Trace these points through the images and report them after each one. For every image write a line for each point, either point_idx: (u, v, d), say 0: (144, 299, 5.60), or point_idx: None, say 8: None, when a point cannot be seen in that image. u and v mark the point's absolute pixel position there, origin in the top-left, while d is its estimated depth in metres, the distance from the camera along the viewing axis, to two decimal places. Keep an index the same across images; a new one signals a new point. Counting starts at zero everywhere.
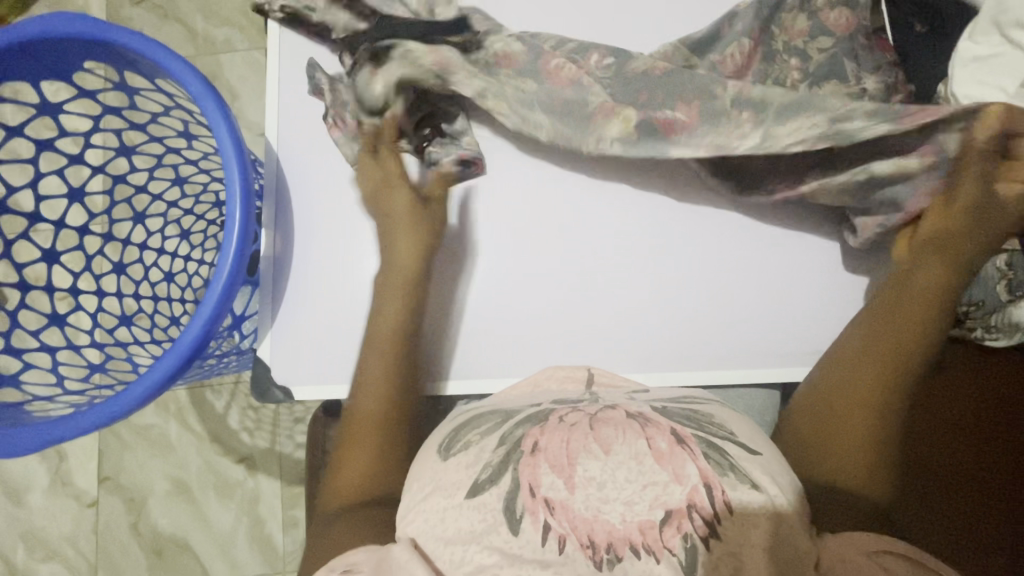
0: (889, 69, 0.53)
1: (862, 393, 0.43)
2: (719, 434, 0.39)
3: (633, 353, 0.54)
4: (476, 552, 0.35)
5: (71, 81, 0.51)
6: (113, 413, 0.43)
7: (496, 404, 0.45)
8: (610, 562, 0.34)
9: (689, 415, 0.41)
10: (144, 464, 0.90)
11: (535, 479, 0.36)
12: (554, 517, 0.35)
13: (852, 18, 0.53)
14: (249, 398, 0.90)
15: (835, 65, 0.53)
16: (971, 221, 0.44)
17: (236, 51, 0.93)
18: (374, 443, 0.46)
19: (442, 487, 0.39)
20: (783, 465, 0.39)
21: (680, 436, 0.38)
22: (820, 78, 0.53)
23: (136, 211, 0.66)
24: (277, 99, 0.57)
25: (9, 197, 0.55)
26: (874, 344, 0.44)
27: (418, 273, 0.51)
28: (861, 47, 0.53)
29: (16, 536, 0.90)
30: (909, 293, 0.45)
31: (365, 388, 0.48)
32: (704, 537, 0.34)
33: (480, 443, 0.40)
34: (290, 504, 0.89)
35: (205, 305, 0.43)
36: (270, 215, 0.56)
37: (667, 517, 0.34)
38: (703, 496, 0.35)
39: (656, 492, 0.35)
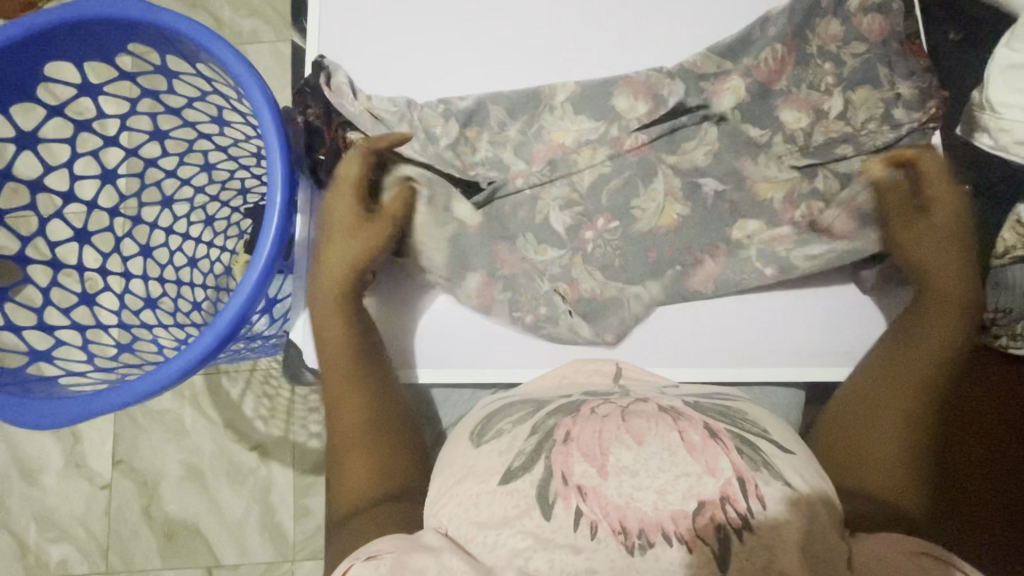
0: (923, 74, 0.54)
1: (894, 410, 0.44)
2: (752, 431, 0.39)
3: (660, 349, 0.54)
4: (510, 538, 0.36)
5: (113, 62, 0.51)
6: (149, 390, 0.43)
7: (526, 395, 0.46)
8: (642, 548, 0.35)
9: (720, 410, 0.42)
10: (158, 449, 0.91)
11: (568, 467, 0.37)
12: (586, 503, 0.36)
13: (885, 24, 0.54)
14: (265, 386, 0.90)
15: (868, 70, 0.54)
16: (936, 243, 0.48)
17: (263, 43, 0.94)
18: (357, 443, 0.46)
19: (478, 473, 0.40)
20: (813, 464, 0.40)
21: (712, 430, 0.38)
22: (854, 83, 0.54)
23: (164, 196, 0.67)
24: None
25: (44, 175, 0.55)
26: (896, 363, 0.46)
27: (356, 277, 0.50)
28: (895, 53, 0.54)
29: (29, 516, 0.90)
30: (920, 320, 0.47)
31: (332, 395, 0.47)
32: (736, 529, 0.34)
33: (511, 432, 0.41)
34: (302, 493, 0.89)
35: (243, 287, 0.44)
36: (304, 202, 0.57)
37: (700, 507, 0.35)
38: (735, 489, 0.35)
39: (689, 483, 0.35)
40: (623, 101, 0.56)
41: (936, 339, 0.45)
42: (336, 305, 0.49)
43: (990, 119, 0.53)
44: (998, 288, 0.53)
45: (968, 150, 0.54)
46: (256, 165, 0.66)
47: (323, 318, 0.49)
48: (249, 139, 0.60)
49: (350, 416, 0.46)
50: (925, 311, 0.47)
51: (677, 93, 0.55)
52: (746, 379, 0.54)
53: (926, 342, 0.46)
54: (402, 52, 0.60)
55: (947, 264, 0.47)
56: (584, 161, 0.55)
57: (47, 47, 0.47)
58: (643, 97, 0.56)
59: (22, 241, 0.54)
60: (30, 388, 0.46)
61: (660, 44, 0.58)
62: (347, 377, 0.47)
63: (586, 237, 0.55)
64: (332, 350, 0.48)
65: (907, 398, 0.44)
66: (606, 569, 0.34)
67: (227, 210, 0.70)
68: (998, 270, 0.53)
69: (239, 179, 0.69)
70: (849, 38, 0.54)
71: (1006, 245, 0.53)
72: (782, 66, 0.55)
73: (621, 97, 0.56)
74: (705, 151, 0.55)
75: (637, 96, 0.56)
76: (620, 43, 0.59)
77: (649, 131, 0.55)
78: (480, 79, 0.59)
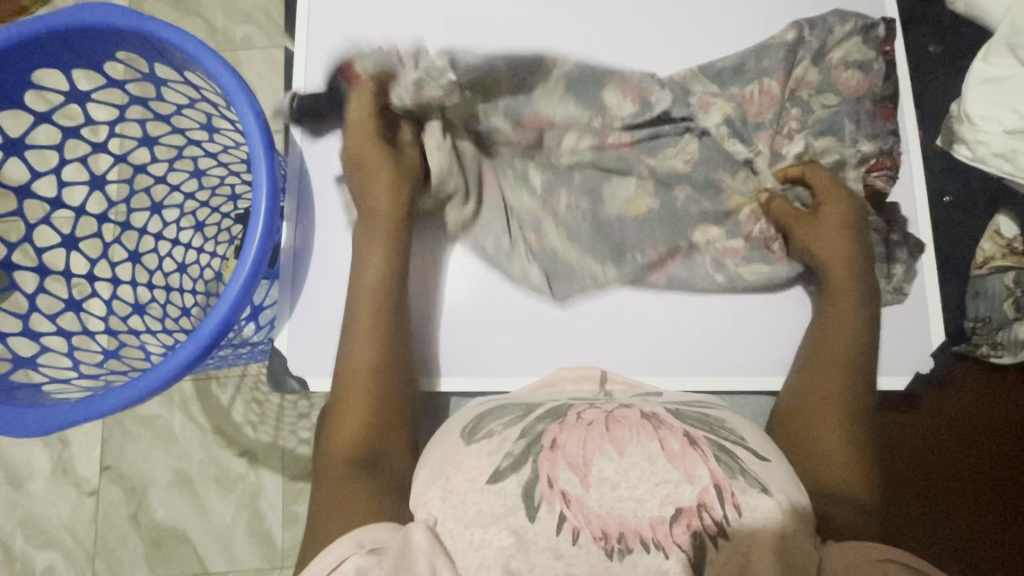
0: (886, 135, 0.55)
1: (830, 393, 0.47)
2: (730, 438, 0.40)
3: (646, 358, 0.54)
4: (495, 536, 0.36)
5: (100, 70, 0.51)
6: (131, 397, 0.43)
7: (514, 398, 0.47)
8: (621, 553, 0.35)
9: (701, 418, 0.42)
10: (146, 454, 0.90)
11: (554, 471, 0.37)
12: (569, 508, 0.36)
13: (863, 81, 0.55)
14: (254, 391, 0.90)
15: (834, 123, 0.54)
16: (838, 238, 0.51)
17: (255, 49, 0.94)
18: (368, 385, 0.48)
19: (465, 471, 0.40)
20: (790, 473, 0.40)
21: (692, 438, 0.39)
22: (818, 130, 0.54)
23: (153, 202, 0.67)
24: (304, 91, 0.58)
25: (32, 181, 0.55)
26: (823, 350, 0.50)
27: (396, 239, 0.52)
28: (864, 112, 0.55)
29: (15, 522, 0.90)
30: (838, 304, 0.51)
31: (357, 333, 0.50)
32: (712, 536, 0.35)
33: (502, 433, 0.41)
34: (290, 499, 0.89)
35: (227, 293, 0.44)
36: (292, 208, 0.57)
37: (678, 514, 0.35)
38: (713, 497, 0.36)
39: (667, 490, 0.36)
40: (612, 97, 0.56)
41: (851, 326, 0.50)
42: (382, 256, 0.52)
43: (970, 130, 0.54)
44: (978, 297, 0.54)
45: (948, 162, 0.55)
46: (245, 171, 0.66)
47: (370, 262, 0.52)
48: (238, 146, 0.61)
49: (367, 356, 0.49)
50: (835, 304, 0.51)
51: (664, 101, 0.56)
52: (730, 388, 0.54)
53: (846, 329, 0.50)
54: None
55: (848, 260, 0.51)
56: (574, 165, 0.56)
57: (33, 53, 0.47)
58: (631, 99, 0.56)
59: (7, 247, 0.54)
60: (13, 394, 0.46)
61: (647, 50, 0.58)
62: (374, 322, 0.50)
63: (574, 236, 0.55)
64: (368, 293, 0.51)
65: (840, 380, 0.48)
66: (585, 573, 0.34)
67: (216, 215, 0.70)
68: (977, 279, 0.54)
69: (228, 185, 0.69)
70: (830, 50, 0.56)
71: (984, 256, 0.54)
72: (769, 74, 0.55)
73: (610, 93, 0.56)
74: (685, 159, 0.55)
75: (625, 95, 0.56)
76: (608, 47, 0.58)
77: (634, 133, 0.56)
78: None
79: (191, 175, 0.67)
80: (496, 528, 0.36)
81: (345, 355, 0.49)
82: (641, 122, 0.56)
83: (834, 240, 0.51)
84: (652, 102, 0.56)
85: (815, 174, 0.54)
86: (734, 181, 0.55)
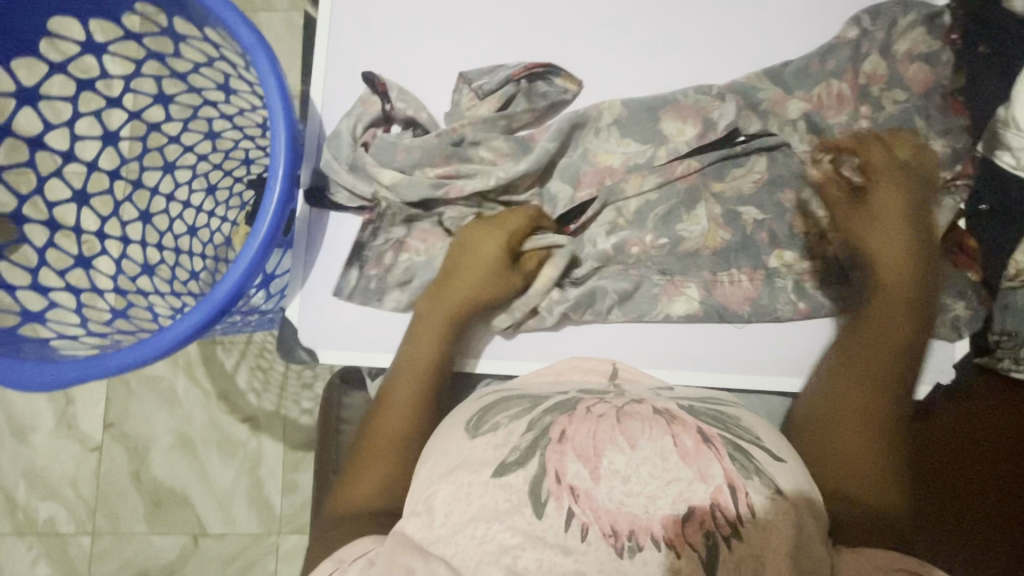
0: (959, 133, 0.51)
1: (857, 380, 0.45)
2: (745, 437, 0.39)
3: (656, 350, 0.53)
4: (499, 533, 0.36)
5: (118, 22, 0.50)
6: (141, 358, 0.43)
7: (525, 389, 0.46)
8: (632, 550, 0.34)
9: (716, 416, 0.41)
10: (150, 415, 0.91)
11: (562, 465, 0.36)
12: (578, 504, 0.35)
13: (929, 76, 0.52)
14: (259, 359, 0.90)
15: (906, 120, 0.52)
16: (903, 208, 0.49)
17: (274, 11, 0.92)
18: (402, 426, 0.47)
19: (468, 465, 0.39)
20: (802, 471, 0.39)
21: (706, 435, 0.37)
22: (888, 130, 0.52)
23: (166, 162, 0.66)
24: (327, 58, 0.56)
25: (44, 133, 0.53)
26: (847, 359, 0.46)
27: (460, 316, 0.51)
28: (935, 107, 0.52)
29: (19, 473, 0.91)
30: (899, 282, 0.47)
31: (395, 399, 0.48)
32: (726, 537, 0.34)
33: (508, 426, 0.41)
34: (291, 469, 0.89)
35: (241, 260, 0.42)
36: (309, 175, 0.55)
37: (690, 513, 0.34)
38: (727, 497, 0.35)
39: (680, 488, 0.35)
40: (672, 125, 0.54)
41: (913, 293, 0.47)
42: (438, 333, 0.50)
43: (1015, 136, 0.51)
44: (1006, 309, 0.50)
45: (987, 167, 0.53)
46: (260, 137, 0.65)
47: (421, 335, 0.50)
48: (253, 109, 0.59)
49: (405, 402, 0.48)
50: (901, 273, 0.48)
51: (728, 116, 0.53)
52: (740, 387, 0.53)
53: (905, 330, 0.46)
54: (410, 30, 0.57)
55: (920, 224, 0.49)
56: (632, 189, 0.53)
57: None
58: (693, 120, 0.54)
59: (19, 199, 0.53)
60: (21, 349, 0.45)
61: (680, 39, 0.56)
62: (422, 382, 0.49)
63: (631, 252, 0.53)
64: (424, 330, 0.50)
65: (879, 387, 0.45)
66: (594, 571, 0.34)
67: (230, 179, 0.70)
68: (1009, 292, 0.50)
69: (242, 150, 0.68)
70: (893, 43, 0.52)
71: (1017, 268, 0.50)
72: (822, 74, 0.53)
73: (668, 121, 0.54)
74: (738, 175, 0.53)
75: (686, 120, 0.54)
76: (640, 35, 0.56)
77: (703, 157, 0.53)
78: (497, 57, 0.57)
79: (205, 137, 0.66)
80: (491, 531, 0.36)
81: (385, 409, 0.48)
82: (706, 142, 0.53)
83: (891, 205, 0.50)
84: (715, 119, 0.53)
85: (862, 148, 0.51)
86: (749, 175, 0.53)
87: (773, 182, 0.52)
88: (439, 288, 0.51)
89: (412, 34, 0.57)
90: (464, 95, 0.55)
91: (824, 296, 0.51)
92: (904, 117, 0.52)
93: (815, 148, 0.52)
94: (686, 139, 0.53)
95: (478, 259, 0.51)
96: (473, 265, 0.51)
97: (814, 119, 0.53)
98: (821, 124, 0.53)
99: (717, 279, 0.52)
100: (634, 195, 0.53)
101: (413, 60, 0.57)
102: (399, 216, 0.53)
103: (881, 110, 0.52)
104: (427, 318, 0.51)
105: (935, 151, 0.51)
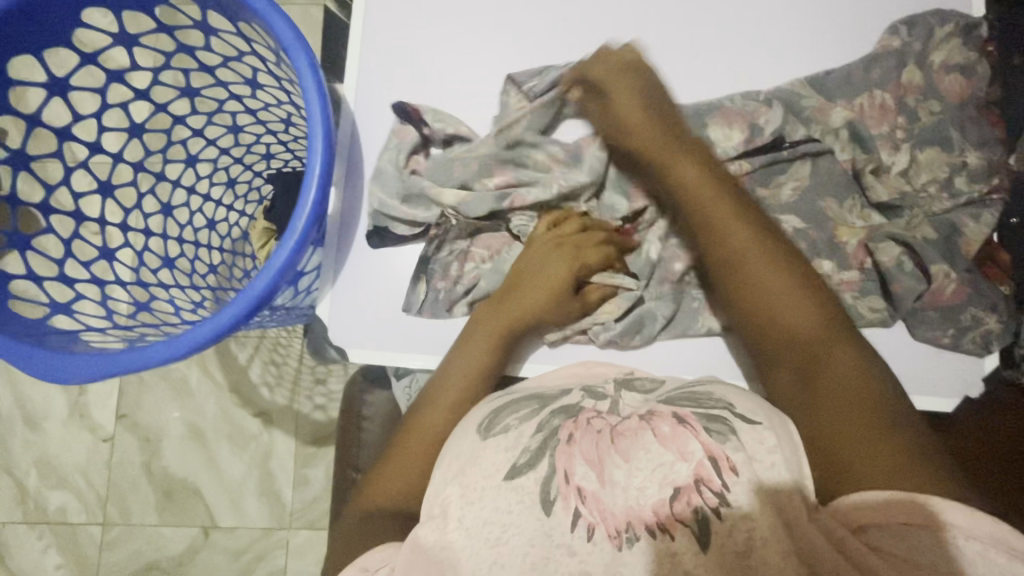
0: (994, 145, 0.51)
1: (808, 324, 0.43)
2: (716, 406, 0.38)
3: (672, 355, 0.53)
4: (518, 545, 0.35)
5: (151, 14, 0.49)
6: (172, 354, 0.42)
7: (534, 388, 0.46)
8: (631, 541, 0.34)
9: (689, 395, 0.40)
10: (162, 406, 0.91)
11: (570, 466, 0.37)
12: (584, 505, 0.35)
13: (967, 85, 0.52)
14: (273, 353, 0.90)
15: (940, 131, 0.51)
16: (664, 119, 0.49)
17: (295, 4, 0.91)
18: (440, 422, 0.47)
19: (480, 468, 0.39)
20: (781, 440, 0.36)
21: (681, 417, 0.37)
22: (923, 141, 0.51)
23: (190, 155, 0.66)
24: (359, 56, 0.56)
25: (72, 124, 0.53)
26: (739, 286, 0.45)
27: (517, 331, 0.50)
28: (970, 118, 0.51)
29: (30, 461, 0.91)
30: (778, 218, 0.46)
31: (439, 402, 0.48)
32: (714, 508, 0.34)
33: (518, 428, 0.40)
34: (303, 463, 0.89)
35: (276, 257, 0.42)
36: (341, 174, 0.55)
37: (677, 493, 0.34)
38: (709, 471, 0.35)
39: (664, 472, 0.35)
40: (719, 131, 0.52)
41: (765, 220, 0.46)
42: (491, 345, 0.50)
43: None
44: None
45: None
46: (284, 132, 0.65)
47: (475, 345, 0.50)
48: (280, 104, 0.59)
49: (449, 405, 0.47)
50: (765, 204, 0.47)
51: (775, 121, 0.52)
52: None
53: (740, 247, 0.45)
54: (441, 28, 0.57)
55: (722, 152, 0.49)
56: None
57: None
58: (740, 126, 0.52)
59: (46, 189, 0.53)
60: (47, 340, 0.45)
61: (712, 44, 0.55)
62: (469, 392, 0.48)
63: (675, 270, 0.53)
64: (477, 330, 0.50)
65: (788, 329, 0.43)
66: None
67: (250, 173, 0.70)
68: None
69: (264, 144, 0.68)
70: (930, 53, 0.52)
71: None
72: (857, 82, 0.52)
73: (714, 127, 0.53)
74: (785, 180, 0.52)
75: (732, 125, 0.52)
76: (672, 37, 0.56)
77: (753, 160, 0.52)
78: (528, 57, 0.56)
79: (229, 131, 0.66)
80: (507, 535, 0.36)
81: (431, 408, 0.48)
82: (753, 147, 0.52)
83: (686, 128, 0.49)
84: (761, 125, 0.52)
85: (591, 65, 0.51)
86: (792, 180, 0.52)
87: (811, 188, 0.51)
88: (501, 300, 0.51)
89: (444, 33, 0.57)
90: (512, 97, 0.55)
91: (861, 307, 0.49)
92: (940, 128, 0.51)
93: (860, 159, 0.52)
94: (734, 145, 0.52)
95: (542, 276, 0.51)
96: (540, 284, 0.50)
97: (857, 128, 0.52)
98: (864, 133, 0.52)
99: None
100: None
101: (445, 58, 0.56)
102: (465, 230, 0.54)
103: (916, 121, 0.52)
104: (481, 320, 0.51)
105: (969, 163, 0.51)
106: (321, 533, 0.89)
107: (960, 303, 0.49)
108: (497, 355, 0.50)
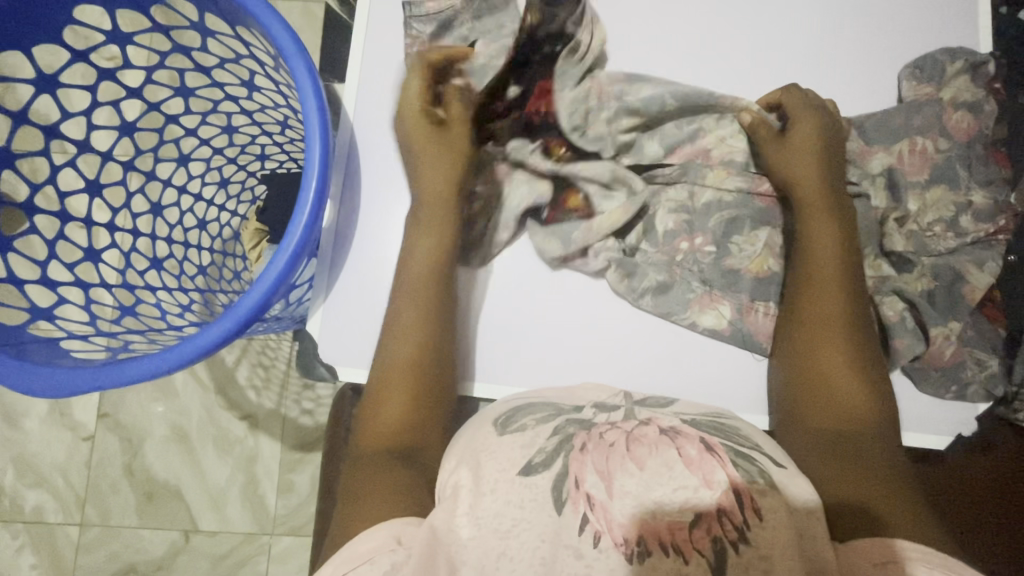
0: (999, 185, 0.52)
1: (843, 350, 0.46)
2: (746, 443, 0.37)
3: (664, 377, 0.52)
4: None
5: (146, 14, 0.47)
6: (158, 369, 0.41)
7: (542, 395, 0.45)
8: (640, 556, 0.33)
9: (715, 425, 0.39)
10: (146, 407, 0.89)
11: (582, 473, 0.35)
12: (594, 512, 0.34)
13: (975, 123, 0.52)
14: (261, 356, 0.88)
15: (948, 169, 0.51)
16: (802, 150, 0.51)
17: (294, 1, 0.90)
18: (394, 423, 0.44)
19: (496, 459, 0.37)
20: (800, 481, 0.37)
21: (708, 444, 0.36)
22: (931, 179, 0.51)
23: (182, 155, 0.64)
24: (360, 62, 0.55)
25: (60, 122, 0.50)
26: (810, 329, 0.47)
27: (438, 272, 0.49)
28: (977, 156, 0.52)
29: (7, 459, 0.89)
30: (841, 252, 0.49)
31: (387, 384, 0.46)
32: (733, 542, 0.32)
33: (535, 428, 0.39)
34: (288, 468, 0.88)
35: (269, 273, 0.41)
36: (338, 185, 0.54)
37: (697, 519, 0.33)
38: (732, 502, 0.33)
39: (686, 495, 0.33)
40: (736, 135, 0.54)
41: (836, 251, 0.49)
42: (415, 307, 0.48)
43: None
44: None
45: None
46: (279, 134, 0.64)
47: (402, 310, 0.49)
48: (275, 107, 0.58)
49: (400, 386, 0.46)
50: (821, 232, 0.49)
51: None
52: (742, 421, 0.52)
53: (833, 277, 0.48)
54: None
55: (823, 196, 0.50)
56: (713, 180, 0.53)
57: None
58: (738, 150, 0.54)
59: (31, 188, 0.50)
60: (28, 350, 0.43)
61: (719, 68, 0.55)
62: (409, 369, 0.46)
63: (680, 246, 0.53)
64: (412, 294, 0.49)
65: (851, 365, 0.45)
66: None
67: (242, 173, 0.68)
68: None
69: (258, 145, 0.67)
70: (940, 89, 0.52)
71: None
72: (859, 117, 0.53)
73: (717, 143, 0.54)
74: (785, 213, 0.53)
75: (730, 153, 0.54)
76: (679, 60, 0.55)
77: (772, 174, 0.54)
78: None
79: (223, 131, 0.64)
80: (517, 529, 0.34)
81: (377, 400, 0.46)
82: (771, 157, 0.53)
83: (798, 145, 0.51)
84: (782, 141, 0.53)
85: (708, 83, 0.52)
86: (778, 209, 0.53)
87: None
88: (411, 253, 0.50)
89: None
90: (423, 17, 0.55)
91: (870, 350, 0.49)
92: (947, 164, 0.51)
93: (887, 207, 0.52)
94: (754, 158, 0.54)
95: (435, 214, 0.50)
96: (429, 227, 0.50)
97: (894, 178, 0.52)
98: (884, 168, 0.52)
99: (753, 307, 0.52)
100: (711, 185, 0.53)
101: None
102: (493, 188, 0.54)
103: (922, 156, 0.52)
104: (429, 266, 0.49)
105: (974, 203, 0.51)
106: (305, 540, 0.87)
107: (960, 362, 0.50)
108: (441, 296, 0.49)
